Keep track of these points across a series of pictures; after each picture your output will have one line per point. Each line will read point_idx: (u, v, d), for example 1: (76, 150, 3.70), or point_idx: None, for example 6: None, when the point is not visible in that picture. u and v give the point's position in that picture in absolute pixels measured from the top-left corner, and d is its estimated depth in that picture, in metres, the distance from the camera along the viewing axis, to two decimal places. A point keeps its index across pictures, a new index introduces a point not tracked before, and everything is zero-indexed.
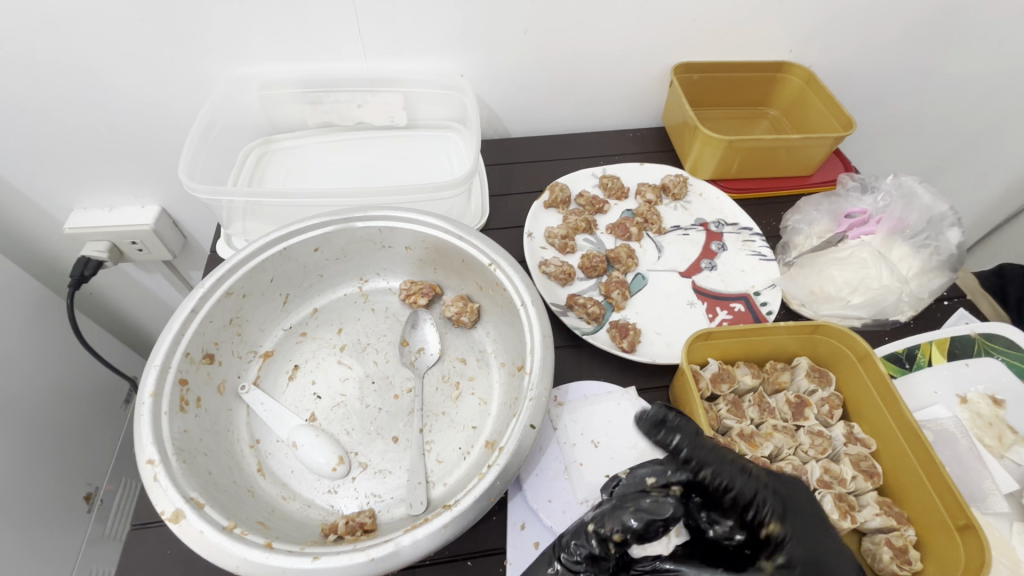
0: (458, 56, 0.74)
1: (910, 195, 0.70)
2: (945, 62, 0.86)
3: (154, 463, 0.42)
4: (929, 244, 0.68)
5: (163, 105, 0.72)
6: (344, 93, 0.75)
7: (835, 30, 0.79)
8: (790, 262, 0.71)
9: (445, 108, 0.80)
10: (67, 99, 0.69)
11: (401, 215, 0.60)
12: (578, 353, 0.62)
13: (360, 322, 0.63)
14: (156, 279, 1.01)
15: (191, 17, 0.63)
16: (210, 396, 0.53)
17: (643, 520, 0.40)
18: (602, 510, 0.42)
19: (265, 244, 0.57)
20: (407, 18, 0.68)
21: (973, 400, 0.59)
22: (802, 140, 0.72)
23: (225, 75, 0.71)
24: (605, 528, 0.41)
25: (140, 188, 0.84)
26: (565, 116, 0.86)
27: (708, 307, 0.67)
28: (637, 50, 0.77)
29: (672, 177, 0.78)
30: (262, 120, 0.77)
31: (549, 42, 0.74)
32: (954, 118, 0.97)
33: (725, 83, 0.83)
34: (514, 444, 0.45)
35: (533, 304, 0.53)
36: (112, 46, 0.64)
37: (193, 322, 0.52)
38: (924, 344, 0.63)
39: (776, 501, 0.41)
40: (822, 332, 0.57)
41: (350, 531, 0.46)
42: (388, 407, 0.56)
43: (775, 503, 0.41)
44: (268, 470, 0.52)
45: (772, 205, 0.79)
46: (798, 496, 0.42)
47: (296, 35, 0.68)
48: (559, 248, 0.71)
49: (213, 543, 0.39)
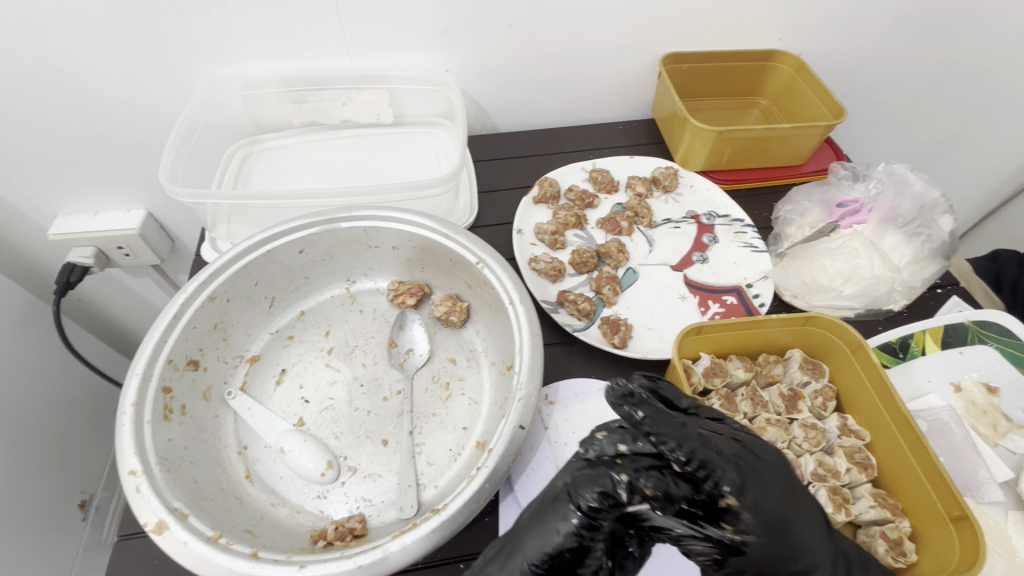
0: (444, 52, 0.73)
1: (902, 182, 0.69)
2: (936, 47, 0.85)
3: (136, 473, 0.42)
4: (922, 232, 0.67)
5: (144, 106, 0.71)
6: (328, 92, 0.74)
7: (825, 17, 0.78)
8: (782, 253, 0.70)
9: (432, 105, 0.78)
10: (46, 102, 0.67)
11: (387, 214, 0.59)
12: (569, 349, 0.61)
13: (348, 324, 0.62)
14: (145, 284, 1.00)
15: (170, 17, 0.62)
16: (195, 404, 0.52)
17: (631, 478, 0.38)
18: (626, 463, 0.39)
19: (248, 246, 0.56)
20: (391, 12, 0.67)
21: (967, 388, 0.58)
22: (792, 130, 0.71)
23: (207, 75, 0.70)
24: (637, 481, 0.38)
25: (124, 192, 0.82)
26: (554, 109, 0.85)
27: (701, 301, 0.66)
28: (626, 41, 0.76)
29: (662, 170, 0.77)
30: (246, 120, 0.76)
31: (536, 35, 0.73)
32: (946, 104, 0.96)
33: (715, 72, 0.82)
34: (503, 444, 0.44)
35: (521, 303, 0.53)
36: (89, 48, 0.63)
37: (176, 328, 0.51)
38: (917, 333, 0.62)
39: (734, 476, 0.39)
40: (814, 323, 0.56)
41: (340, 537, 0.46)
42: (377, 410, 0.55)
43: (733, 477, 0.39)
44: (256, 476, 0.51)
45: (764, 196, 0.78)
46: (769, 467, 0.42)
47: (278, 34, 0.67)
48: (549, 244, 0.70)
49: (198, 554, 0.39)
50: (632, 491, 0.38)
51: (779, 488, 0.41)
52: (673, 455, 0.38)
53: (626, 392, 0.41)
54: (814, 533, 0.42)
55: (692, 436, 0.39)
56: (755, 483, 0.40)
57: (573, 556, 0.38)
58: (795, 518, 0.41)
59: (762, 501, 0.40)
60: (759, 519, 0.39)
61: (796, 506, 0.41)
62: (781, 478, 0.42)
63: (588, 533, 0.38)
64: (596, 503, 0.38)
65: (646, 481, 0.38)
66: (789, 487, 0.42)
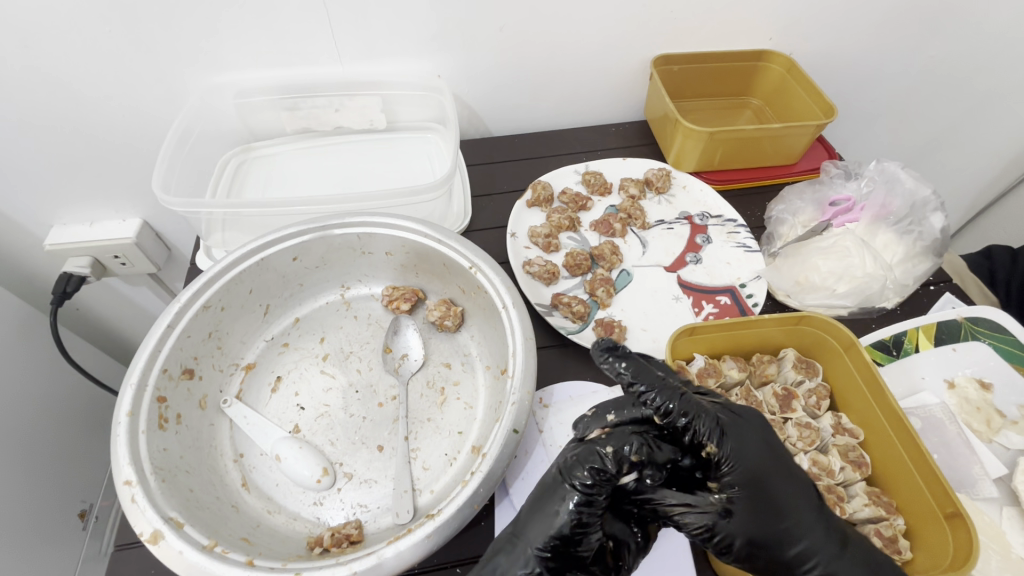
0: (435, 57, 0.73)
1: (893, 180, 0.69)
2: (927, 44, 0.86)
3: (131, 483, 0.42)
4: (913, 230, 0.67)
5: (137, 116, 0.71)
6: (321, 99, 0.75)
7: (814, 17, 0.78)
8: (775, 252, 0.70)
9: (425, 109, 0.79)
10: (40, 112, 0.67)
11: (379, 220, 0.60)
12: (564, 352, 0.61)
13: (342, 330, 0.63)
14: (142, 293, 1.01)
15: (161, 27, 0.62)
16: (190, 412, 0.52)
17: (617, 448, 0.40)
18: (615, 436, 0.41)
19: (241, 255, 0.56)
20: (381, 19, 0.67)
21: (961, 384, 0.58)
22: (784, 130, 0.72)
23: (200, 83, 0.70)
24: (621, 450, 0.40)
25: (119, 201, 0.83)
26: (546, 113, 0.85)
27: (694, 302, 0.66)
28: (617, 44, 0.76)
29: (655, 171, 0.77)
30: (240, 128, 0.76)
31: (527, 39, 0.73)
32: (937, 101, 0.97)
33: (706, 73, 0.83)
34: (497, 448, 0.44)
35: (514, 307, 0.53)
36: (82, 59, 0.63)
37: (170, 337, 0.51)
38: (910, 330, 0.62)
39: (713, 423, 0.42)
40: (807, 322, 0.57)
41: (336, 543, 0.46)
42: (372, 416, 0.55)
43: (711, 425, 0.41)
44: (252, 484, 0.51)
45: (756, 196, 0.79)
46: (749, 424, 0.43)
47: (271, 43, 0.67)
48: (542, 247, 0.70)
49: (194, 563, 0.39)
50: (620, 461, 0.40)
51: (757, 447, 0.42)
52: (654, 403, 0.42)
53: (611, 346, 0.46)
54: (801, 494, 0.42)
55: (673, 389, 0.43)
56: (734, 438, 0.42)
57: (570, 538, 0.39)
58: (778, 474, 0.42)
59: (743, 456, 0.41)
60: (743, 471, 0.41)
61: (777, 467, 0.42)
62: (762, 439, 0.43)
63: (591, 509, 0.39)
64: (591, 480, 0.39)
65: (630, 448, 0.40)
66: (767, 452, 0.42)
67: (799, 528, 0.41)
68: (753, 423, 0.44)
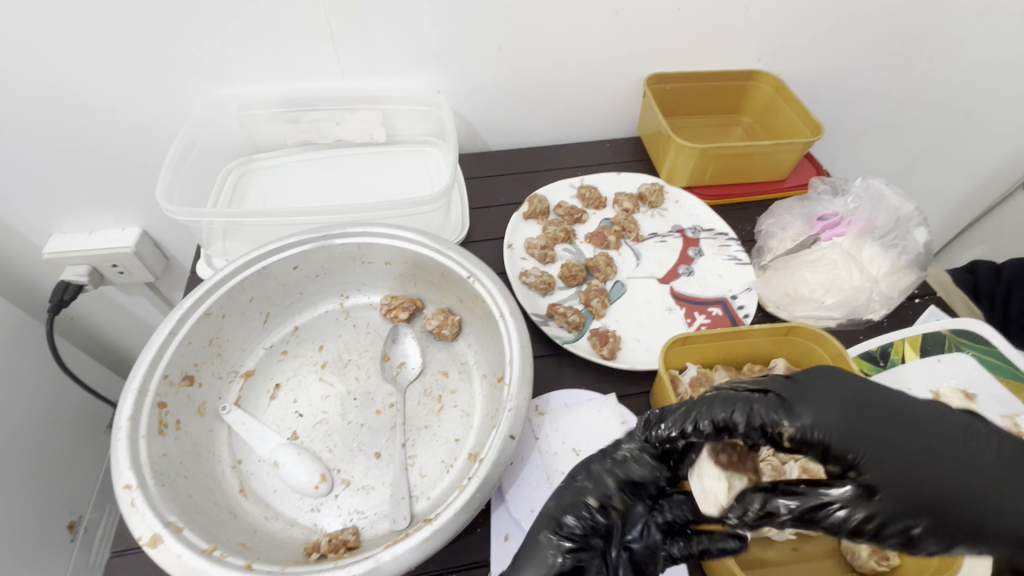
0: (434, 73, 0.75)
1: (878, 197, 0.71)
2: (909, 67, 0.89)
3: (131, 487, 0.42)
4: (898, 244, 0.69)
5: (142, 127, 0.73)
6: (323, 112, 0.76)
7: (799, 40, 0.82)
8: (765, 265, 0.72)
9: (424, 124, 0.81)
10: (44, 124, 0.69)
11: (380, 231, 0.61)
12: (559, 360, 0.62)
13: (341, 338, 0.64)
14: (139, 302, 1.01)
15: (170, 44, 0.64)
16: (189, 419, 0.53)
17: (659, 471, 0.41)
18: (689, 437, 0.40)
19: (243, 263, 0.57)
20: (383, 35, 0.69)
21: (945, 395, 0.59)
22: (773, 146, 0.74)
23: (206, 96, 0.71)
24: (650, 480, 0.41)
25: (121, 211, 0.84)
26: (542, 128, 0.87)
27: (687, 312, 0.68)
28: (611, 62, 0.79)
29: (648, 186, 0.80)
30: (242, 140, 0.77)
31: (524, 57, 0.75)
32: (921, 119, 1.00)
33: (696, 93, 0.86)
34: (494, 454, 0.45)
35: (511, 315, 0.54)
36: (90, 72, 0.65)
37: (172, 344, 0.52)
38: (897, 342, 0.64)
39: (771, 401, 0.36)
40: (796, 333, 0.59)
41: (333, 549, 0.46)
42: (370, 423, 0.56)
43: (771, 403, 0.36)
44: (250, 490, 0.51)
45: (747, 210, 0.81)
46: (828, 389, 0.36)
47: (273, 56, 0.69)
48: (539, 258, 0.71)
49: (192, 567, 0.39)
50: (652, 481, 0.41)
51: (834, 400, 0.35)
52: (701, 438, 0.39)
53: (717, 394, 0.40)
54: (955, 465, 0.32)
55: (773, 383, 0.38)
56: (808, 405, 0.35)
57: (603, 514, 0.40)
58: (916, 463, 0.32)
59: (830, 416, 0.34)
60: (837, 427, 0.34)
61: (894, 423, 0.34)
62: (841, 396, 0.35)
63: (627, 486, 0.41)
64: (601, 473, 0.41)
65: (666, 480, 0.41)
66: (894, 436, 0.33)
67: (1012, 510, 0.30)
68: (850, 379, 0.36)
